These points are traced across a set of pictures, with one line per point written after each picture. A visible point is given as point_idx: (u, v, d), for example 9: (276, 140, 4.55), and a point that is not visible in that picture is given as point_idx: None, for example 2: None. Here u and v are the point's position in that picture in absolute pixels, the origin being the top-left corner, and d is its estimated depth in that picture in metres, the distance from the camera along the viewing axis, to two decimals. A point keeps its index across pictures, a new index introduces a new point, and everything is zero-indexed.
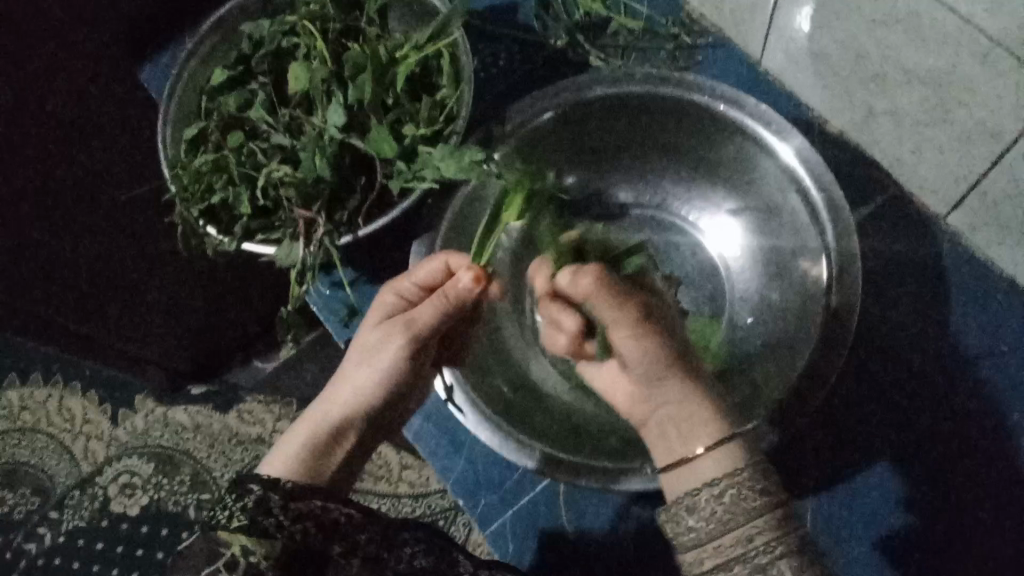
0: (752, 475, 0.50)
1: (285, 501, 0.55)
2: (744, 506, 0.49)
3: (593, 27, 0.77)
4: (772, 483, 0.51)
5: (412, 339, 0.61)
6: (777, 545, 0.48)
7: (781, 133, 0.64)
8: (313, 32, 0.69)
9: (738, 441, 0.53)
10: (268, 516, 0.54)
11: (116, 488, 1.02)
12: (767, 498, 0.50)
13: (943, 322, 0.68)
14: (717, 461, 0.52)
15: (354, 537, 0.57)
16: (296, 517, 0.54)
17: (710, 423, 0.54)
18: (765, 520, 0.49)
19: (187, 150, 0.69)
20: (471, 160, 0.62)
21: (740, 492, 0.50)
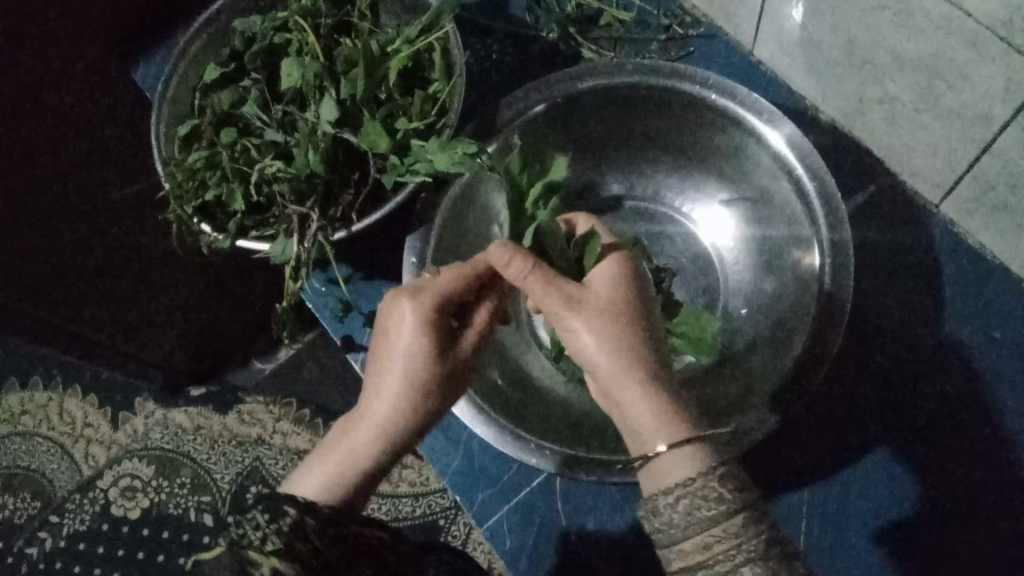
0: (706, 483, 0.49)
1: (321, 526, 0.52)
2: (698, 515, 0.48)
3: (585, 20, 0.77)
4: (729, 488, 0.49)
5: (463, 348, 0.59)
6: (737, 553, 0.47)
7: (773, 121, 0.63)
8: (305, 27, 0.69)
9: (698, 444, 0.51)
10: (305, 542, 0.51)
11: (117, 491, 1.09)
12: (723, 507, 0.48)
13: (935, 309, 0.68)
14: (674, 467, 0.50)
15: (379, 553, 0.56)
16: (332, 541, 0.52)
17: (670, 425, 0.52)
18: (724, 529, 0.48)
19: (181, 147, 0.70)
20: (464, 153, 0.61)
21: (694, 501, 0.49)
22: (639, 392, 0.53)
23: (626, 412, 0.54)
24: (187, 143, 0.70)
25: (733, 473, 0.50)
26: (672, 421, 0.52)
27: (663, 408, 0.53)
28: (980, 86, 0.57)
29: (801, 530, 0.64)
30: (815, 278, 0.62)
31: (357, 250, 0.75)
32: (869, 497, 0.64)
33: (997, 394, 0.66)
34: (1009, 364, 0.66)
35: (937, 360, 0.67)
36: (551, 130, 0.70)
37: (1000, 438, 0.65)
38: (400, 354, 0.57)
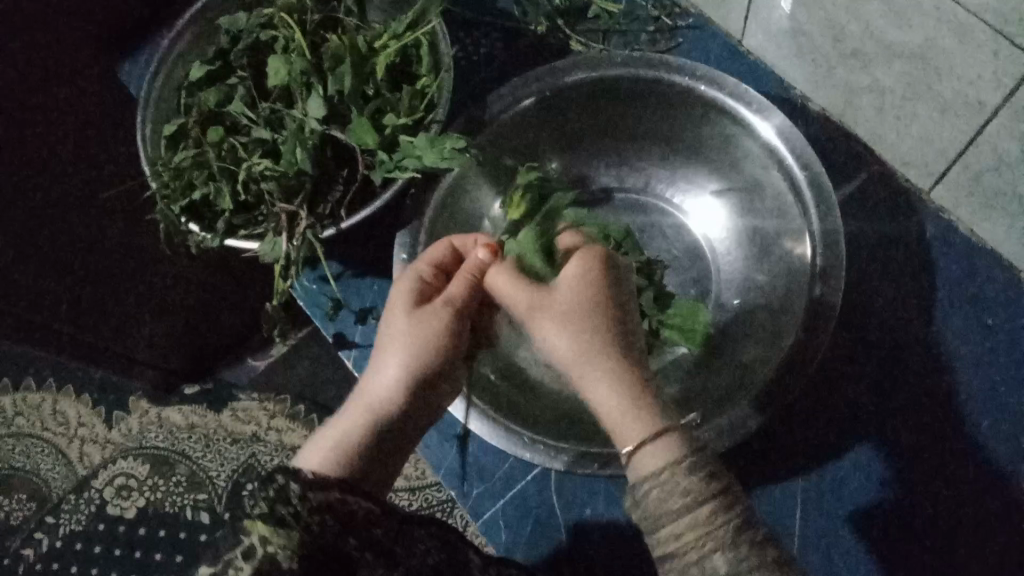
0: (671, 474, 0.49)
1: (303, 491, 0.54)
2: (668, 506, 0.49)
3: (574, 12, 0.76)
4: (698, 478, 0.49)
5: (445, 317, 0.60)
6: (705, 543, 0.47)
7: (762, 111, 0.63)
8: (290, 24, 0.68)
9: (666, 436, 0.50)
10: (286, 505, 0.54)
11: (111, 491, 1.06)
12: (689, 497, 0.48)
13: (927, 297, 0.68)
14: (640, 458, 0.51)
15: (370, 532, 0.56)
16: (314, 508, 0.54)
17: (642, 418, 0.51)
18: (690, 519, 0.48)
19: (167, 147, 0.70)
20: (452, 148, 0.61)
21: (661, 492, 0.49)
22: (605, 378, 0.53)
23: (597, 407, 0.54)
24: (173, 142, 0.70)
25: (701, 460, 0.49)
26: (645, 413, 0.52)
27: (634, 404, 0.52)
28: (970, 73, 0.58)
29: (793, 521, 0.65)
30: (806, 269, 0.62)
31: (347, 248, 0.74)
32: (859, 484, 0.65)
33: (990, 381, 0.66)
34: (1002, 350, 0.66)
35: (930, 347, 0.67)
36: (540, 124, 0.70)
37: (994, 425, 0.65)
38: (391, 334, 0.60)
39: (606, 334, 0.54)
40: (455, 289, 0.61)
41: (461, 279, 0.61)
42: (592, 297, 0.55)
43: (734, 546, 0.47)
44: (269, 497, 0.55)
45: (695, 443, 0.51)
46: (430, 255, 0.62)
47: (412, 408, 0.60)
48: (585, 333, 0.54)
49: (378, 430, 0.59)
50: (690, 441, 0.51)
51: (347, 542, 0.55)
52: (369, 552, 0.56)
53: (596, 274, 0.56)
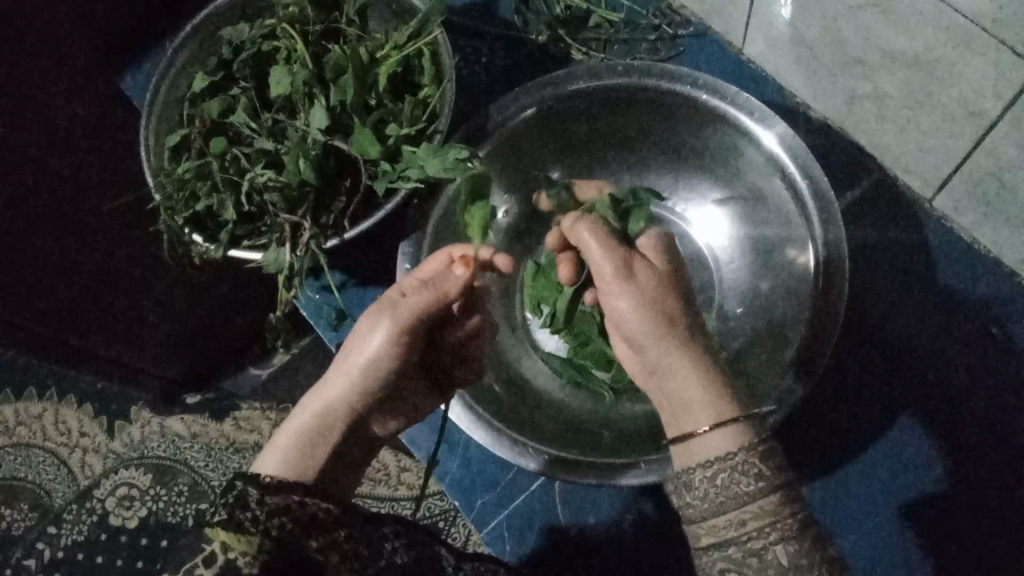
0: (746, 458, 0.49)
1: (261, 495, 0.55)
2: (736, 491, 0.49)
3: (575, 21, 0.77)
4: (769, 466, 0.49)
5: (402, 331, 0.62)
6: (771, 531, 0.48)
7: (764, 120, 0.62)
8: (293, 35, 0.69)
9: (740, 423, 0.51)
10: (245, 510, 0.55)
11: (114, 501, 1.11)
12: (762, 484, 0.49)
13: (929, 306, 0.69)
14: (709, 444, 0.51)
15: (333, 534, 0.56)
16: (271, 511, 0.55)
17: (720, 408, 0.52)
18: (760, 506, 0.48)
19: (171, 158, 0.70)
20: (455, 158, 0.61)
21: (732, 476, 0.49)
22: (687, 361, 0.54)
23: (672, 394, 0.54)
24: (177, 153, 0.70)
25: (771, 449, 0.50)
26: (721, 403, 0.52)
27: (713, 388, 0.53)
28: (971, 81, 0.57)
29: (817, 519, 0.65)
30: (809, 277, 0.62)
31: (350, 258, 0.74)
32: (860, 490, 0.65)
33: (992, 389, 0.66)
34: (1004, 357, 0.67)
35: (931, 356, 0.67)
36: (542, 133, 0.70)
37: (994, 433, 0.65)
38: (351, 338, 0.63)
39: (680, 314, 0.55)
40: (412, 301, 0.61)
41: (423, 293, 0.61)
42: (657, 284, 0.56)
43: (800, 536, 0.48)
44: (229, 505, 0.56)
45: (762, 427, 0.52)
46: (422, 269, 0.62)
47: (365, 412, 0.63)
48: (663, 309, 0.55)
49: (325, 429, 0.61)
50: (757, 426, 0.51)
51: (309, 545, 0.55)
52: (334, 556, 0.55)
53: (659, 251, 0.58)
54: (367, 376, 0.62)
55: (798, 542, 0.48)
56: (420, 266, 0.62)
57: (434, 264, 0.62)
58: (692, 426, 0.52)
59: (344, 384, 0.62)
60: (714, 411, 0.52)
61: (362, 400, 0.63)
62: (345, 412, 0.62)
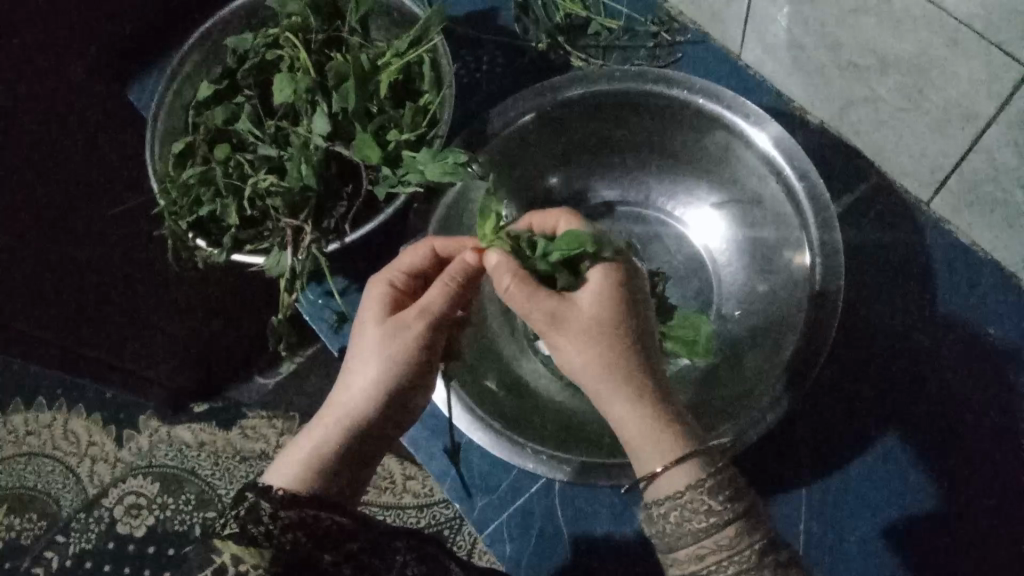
0: (695, 495, 0.50)
1: (274, 510, 0.55)
2: (690, 527, 0.50)
3: (574, 29, 0.78)
4: (719, 500, 0.50)
5: (415, 324, 0.60)
6: (728, 565, 0.49)
7: (760, 123, 0.63)
8: (296, 43, 0.70)
9: (692, 458, 0.51)
10: (257, 524, 0.55)
11: (122, 509, 1.13)
12: (715, 519, 0.50)
13: (929, 311, 0.69)
14: (660, 483, 0.52)
15: (345, 546, 0.56)
16: (284, 526, 0.55)
17: (664, 443, 0.52)
18: (715, 541, 0.49)
19: (176, 163, 0.71)
20: (455, 163, 0.62)
21: (684, 513, 0.50)
22: (622, 392, 0.53)
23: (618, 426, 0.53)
24: (182, 159, 0.71)
25: (727, 481, 0.51)
26: (670, 432, 0.52)
27: (652, 412, 0.52)
28: (964, 84, 0.57)
29: (795, 530, 0.65)
30: (805, 278, 0.62)
31: (352, 263, 0.75)
32: (861, 493, 0.65)
33: (991, 392, 0.66)
34: (1003, 360, 0.67)
35: (931, 360, 0.68)
36: (541, 138, 0.71)
37: (996, 439, 0.65)
38: (363, 339, 0.61)
39: (619, 351, 0.53)
40: (431, 298, 0.60)
41: (437, 288, 0.60)
42: (609, 338, 0.53)
43: (759, 567, 0.49)
44: (240, 518, 0.56)
45: (720, 457, 0.52)
46: (407, 260, 0.63)
47: (385, 421, 0.61)
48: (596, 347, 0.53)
49: (346, 437, 0.59)
50: (706, 456, 0.51)
51: (323, 558, 0.56)
52: (347, 567, 0.57)
53: (608, 288, 0.55)
54: (384, 382, 0.60)
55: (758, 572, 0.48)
56: (402, 260, 0.63)
57: (419, 255, 0.63)
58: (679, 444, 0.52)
59: (360, 392, 0.60)
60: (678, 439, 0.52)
61: (383, 404, 0.60)
62: (366, 417, 0.60)
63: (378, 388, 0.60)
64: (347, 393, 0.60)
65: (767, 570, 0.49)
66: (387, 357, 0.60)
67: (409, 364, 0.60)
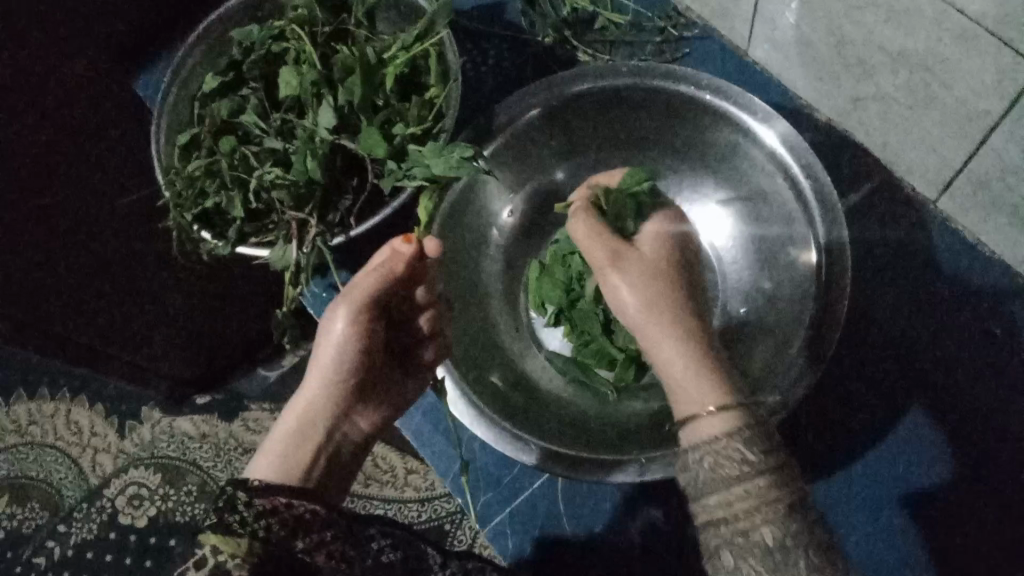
0: (732, 441, 0.50)
1: (249, 498, 0.56)
2: (720, 473, 0.50)
3: (580, 24, 0.78)
4: (756, 450, 0.50)
5: (362, 309, 0.63)
6: (759, 514, 0.48)
7: (767, 119, 0.63)
8: (302, 36, 0.70)
9: (735, 408, 0.52)
10: (233, 513, 0.56)
11: (124, 499, 1.14)
12: (749, 466, 0.49)
13: (932, 310, 0.69)
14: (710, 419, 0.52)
15: (320, 534, 0.57)
16: (259, 514, 0.56)
17: (706, 393, 0.54)
18: (746, 488, 0.49)
19: (181, 155, 0.71)
20: (460, 157, 0.62)
21: (717, 459, 0.50)
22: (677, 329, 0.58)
23: (676, 363, 0.57)
24: (186, 151, 0.71)
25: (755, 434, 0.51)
26: (710, 377, 0.55)
27: (704, 358, 0.56)
28: (971, 81, 0.57)
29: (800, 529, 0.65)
30: (811, 276, 0.62)
31: (356, 257, 0.75)
32: (862, 494, 0.65)
33: (993, 392, 0.66)
34: (1005, 360, 0.67)
35: (936, 359, 0.68)
36: (548, 133, 0.70)
37: (997, 437, 0.65)
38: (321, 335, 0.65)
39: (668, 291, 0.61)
40: (369, 283, 0.63)
41: (372, 275, 0.63)
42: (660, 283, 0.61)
43: (784, 519, 0.48)
44: (218, 508, 0.57)
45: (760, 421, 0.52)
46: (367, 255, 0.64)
47: (345, 406, 0.65)
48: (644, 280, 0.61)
49: (309, 430, 0.63)
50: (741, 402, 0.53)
51: (297, 546, 0.57)
52: (321, 555, 0.57)
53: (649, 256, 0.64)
54: (336, 371, 0.64)
55: (784, 525, 0.47)
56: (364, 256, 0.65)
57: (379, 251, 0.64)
58: (698, 404, 0.54)
59: (318, 385, 0.64)
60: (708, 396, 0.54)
61: (343, 391, 0.65)
62: (326, 407, 0.64)
63: (333, 376, 0.64)
64: (311, 388, 0.64)
65: (792, 526, 0.48)
66: (337, 342, 0.64)
67: (356, 351, 0.64)
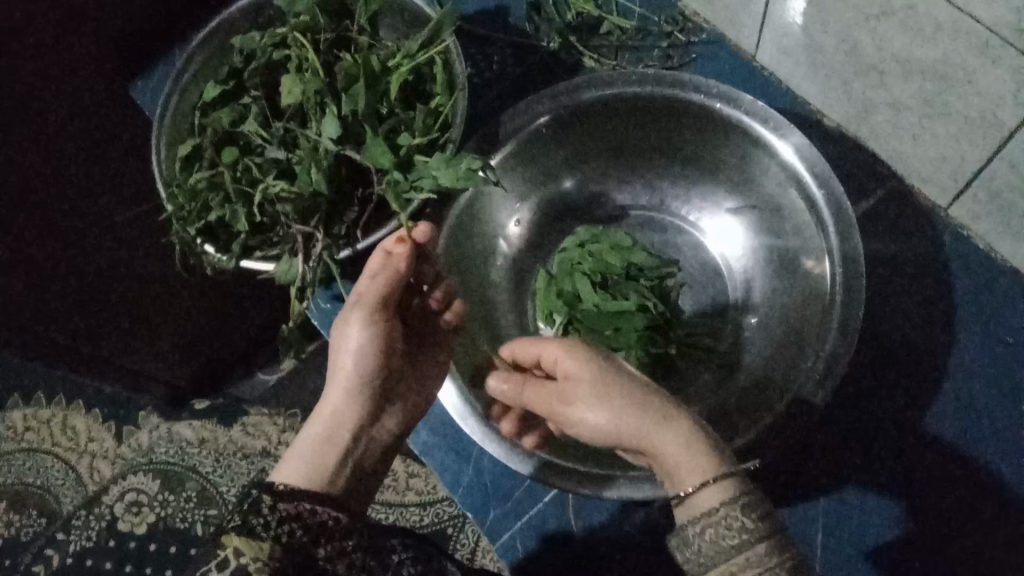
0: (729, 513, 0.49)
1: (273, 502, 0.56)
2: (723, 544, 0.49)
3: (586, 28, 0.76)
4: (752, 518, 0.49)
5: (377, 309, 0.62)
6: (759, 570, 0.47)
7: (779, 130, 0.62)
8: (304, 43, 0.68)
9: (730, 476, 0.51)
10: (257, 516, 0.55)
11: (123, 506, 1.09)
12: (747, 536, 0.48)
13: (943, 316, 0.68)
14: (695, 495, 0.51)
15: (343, 543, 0.56)
16: (282, 518, 0.55)
17: (698, 466, 0.51)
18: (747, 557, 0.48)
19: (182, 167, 0.70)
20: (468, 168, 0.61)
21: (718, 532, 0.49)
22: (650, 417, 0.53)
23: (654, 447, 0.53)
24: (188, 163, 0.70)
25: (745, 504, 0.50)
26: (698, 457, 0.52)
27: (686, 432, 0.53)
28: (987, 91, 0.56)
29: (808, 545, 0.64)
30: (824, 287, 0.61)
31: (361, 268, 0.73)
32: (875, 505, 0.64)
33: (1007, 400, 0.66)
34: (1018, 367, 0.66)
35: (947, 365, 0.67)
36: (556, 141, 0.70)
37: (1009, 445, 0.65)
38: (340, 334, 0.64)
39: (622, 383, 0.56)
40: (379, 286, 0.61)
41: (383, 275, 0.61)
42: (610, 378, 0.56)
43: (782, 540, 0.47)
44: (242, 510, 0.55)
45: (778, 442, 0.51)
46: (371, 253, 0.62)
47: (369, 405, 0.64)
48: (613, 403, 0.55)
49: (334, 433, 0.62)
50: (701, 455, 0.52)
51: (319, 553, 0.55)
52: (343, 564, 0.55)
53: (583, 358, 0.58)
54: (357, 372, 0.63)
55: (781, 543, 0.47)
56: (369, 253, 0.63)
57: (380, 252, 0.62)
58: (681, 486, 0.52)
59: (341, 384, 0.63)
60: (697, 469, 0.51)
61: (368, 390, 0.64)
62: (350, 406, 0.63)
63: (355, 377, 0.63)
64: (334, 388, 0.63)
65: None
66: (356, 343, 0.63)
67: (377, 349, 0.63)
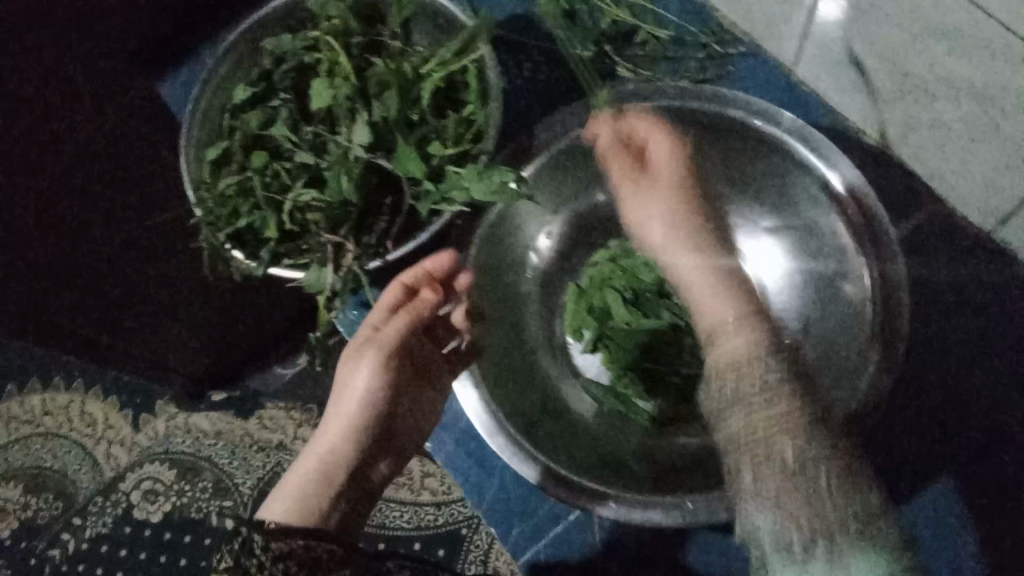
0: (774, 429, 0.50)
1: (265, 541, 0.58)
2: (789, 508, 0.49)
3: (620, 37, 0.75)
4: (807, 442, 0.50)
5: (383, 356, 0.67)
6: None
7: (829, 157, 0.61)
8: (336, 47, 0.68)
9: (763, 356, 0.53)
10: (251, 555, 0.57)
11: (138, 496, 0.99)
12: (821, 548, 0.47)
13: (974, 339, 0.68)
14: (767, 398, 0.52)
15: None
16: (276, 557, 0.57)
17: (721, 308, 0.56)
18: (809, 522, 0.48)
19: (211, 172, 0.68)
20: (501, 181, 0.60)
21: (768, 470, 0.50)
22: (690, 245, 0.60)
23: (681, 271, 0.60)
24: (217, 167, 0.69)
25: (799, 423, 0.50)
26: (724, 297, 0.57)
27: (715, 272, 0.59)
28: None
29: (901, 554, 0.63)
30: (867, 314, 0.60)
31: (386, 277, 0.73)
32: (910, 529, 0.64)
33: None
34: None
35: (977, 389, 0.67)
36: (590, 153, 0.68)
37: None
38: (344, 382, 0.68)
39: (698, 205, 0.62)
40: (389, 331, 0.67)
41: (396, 321, 0.67)
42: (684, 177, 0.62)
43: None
44: (235, 551, 0.58)
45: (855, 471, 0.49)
46: (383, 297, 0.68)
47: (362, 453, 0.67)
48: (699, 242, 0.60)
49: (328, 474, 0.65)
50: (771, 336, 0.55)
51: None
52: None
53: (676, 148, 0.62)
54: (355, 420, 0.67)
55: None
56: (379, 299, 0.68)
57: (393, 293, 0.68)
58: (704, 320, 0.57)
59: (337, 431, 0.67)
60: (742, 340, 0.54)
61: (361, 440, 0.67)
62: (345, 453, 0.66)
63: (351, 426, 0.67)
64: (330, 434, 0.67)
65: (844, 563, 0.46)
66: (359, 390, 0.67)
67: (377, 398, 0.67)
